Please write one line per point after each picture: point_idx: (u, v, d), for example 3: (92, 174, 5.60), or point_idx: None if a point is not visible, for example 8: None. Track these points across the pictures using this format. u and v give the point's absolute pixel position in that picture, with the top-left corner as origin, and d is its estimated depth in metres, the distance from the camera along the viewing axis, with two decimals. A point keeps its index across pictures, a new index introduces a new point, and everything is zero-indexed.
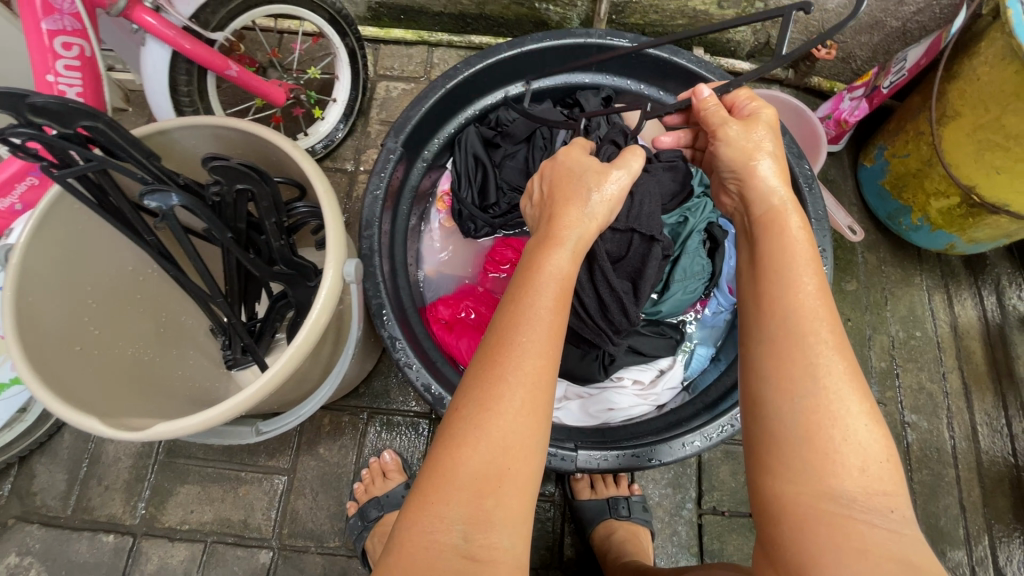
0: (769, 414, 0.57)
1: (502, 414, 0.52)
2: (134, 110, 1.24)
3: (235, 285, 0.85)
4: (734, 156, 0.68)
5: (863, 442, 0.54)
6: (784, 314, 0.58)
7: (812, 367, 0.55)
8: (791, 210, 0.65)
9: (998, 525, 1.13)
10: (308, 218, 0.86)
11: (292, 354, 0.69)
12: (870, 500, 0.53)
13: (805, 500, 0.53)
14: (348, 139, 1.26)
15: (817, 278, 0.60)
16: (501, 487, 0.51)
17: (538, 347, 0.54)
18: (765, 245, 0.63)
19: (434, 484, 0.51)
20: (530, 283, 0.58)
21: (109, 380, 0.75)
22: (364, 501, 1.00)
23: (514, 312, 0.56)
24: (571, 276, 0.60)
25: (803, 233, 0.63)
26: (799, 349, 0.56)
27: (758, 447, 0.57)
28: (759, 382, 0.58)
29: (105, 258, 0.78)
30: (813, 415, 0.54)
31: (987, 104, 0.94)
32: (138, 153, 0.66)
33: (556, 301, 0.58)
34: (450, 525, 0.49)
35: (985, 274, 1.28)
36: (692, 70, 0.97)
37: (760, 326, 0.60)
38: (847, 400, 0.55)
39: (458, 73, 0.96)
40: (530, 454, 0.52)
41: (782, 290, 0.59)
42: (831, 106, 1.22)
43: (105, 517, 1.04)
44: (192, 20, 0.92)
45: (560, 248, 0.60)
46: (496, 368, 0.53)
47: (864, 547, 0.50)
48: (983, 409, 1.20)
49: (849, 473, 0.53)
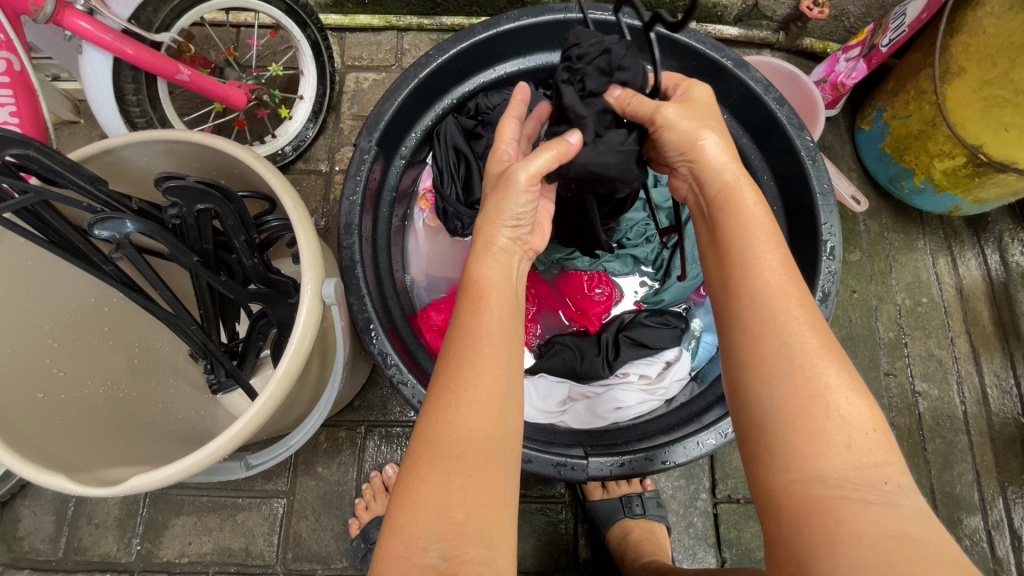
0: (753, 398, 0.51)
1: (457, 421, 0.48)
2: (86, 122, 1.15)
3: (210, 308, 0.77)
4: (677, 138, 0.60)
5: (848, 414, 0.48)
6: (748, 296, 0.54)
7: (786, 347, 0.50)
8: (745, 184, 0.59)
9: (1013, 487, 1.11)
10: (282, 231, 0.79)
11: (273, 389, 0.64)
12: (862, 477, 0.46)
13: (796, 489, 0.47)
14: (320, 137, 1.18)
15: (780, 252, 0.55)
16: (469, 499, 0.46)
17: (479, 348, 0.52)
18: (725, 225, 0.58)
19: (400, 507, 0.46)
20: (465, 295, 0.57)
21: (80, 426, 0.70)
22: (367, 520, 0.96)
23: (461, 321, 0.54)
24: (506, 277, 0.59)
25: (760, 208, 0.58)
26: (772, 329, 0.52)
27: (748, 435, 0.52)
28: (736, 369, 0.54)
29: (61, 292, 0.72)
30: (792, 397, 0.49)
31: (995, 58, 0.90)
32: (79, 178, 0.59)
33: (499, 302, 0.56)
34: (425, 546, 0.44)
35: (988, 231, 1.24)
36: (682, 40, 0.91)
37: (733, 306, 0.55)
38: (826, 373, 0.49)
39: (431, 61, 0.89)
40: (495, 460, 0.48)
41: (748, 276, 0.54)
42: (825, 69, 1.15)
43: (100, 556, 0.99)
44: (132, 22, 0.84)
45: (486, 252, 0.60)
46: (440, 380, 0.51)
47: (860, 531, 0.44)
48: (992, 369, 1.17)
49: (835, 450, 0.47)
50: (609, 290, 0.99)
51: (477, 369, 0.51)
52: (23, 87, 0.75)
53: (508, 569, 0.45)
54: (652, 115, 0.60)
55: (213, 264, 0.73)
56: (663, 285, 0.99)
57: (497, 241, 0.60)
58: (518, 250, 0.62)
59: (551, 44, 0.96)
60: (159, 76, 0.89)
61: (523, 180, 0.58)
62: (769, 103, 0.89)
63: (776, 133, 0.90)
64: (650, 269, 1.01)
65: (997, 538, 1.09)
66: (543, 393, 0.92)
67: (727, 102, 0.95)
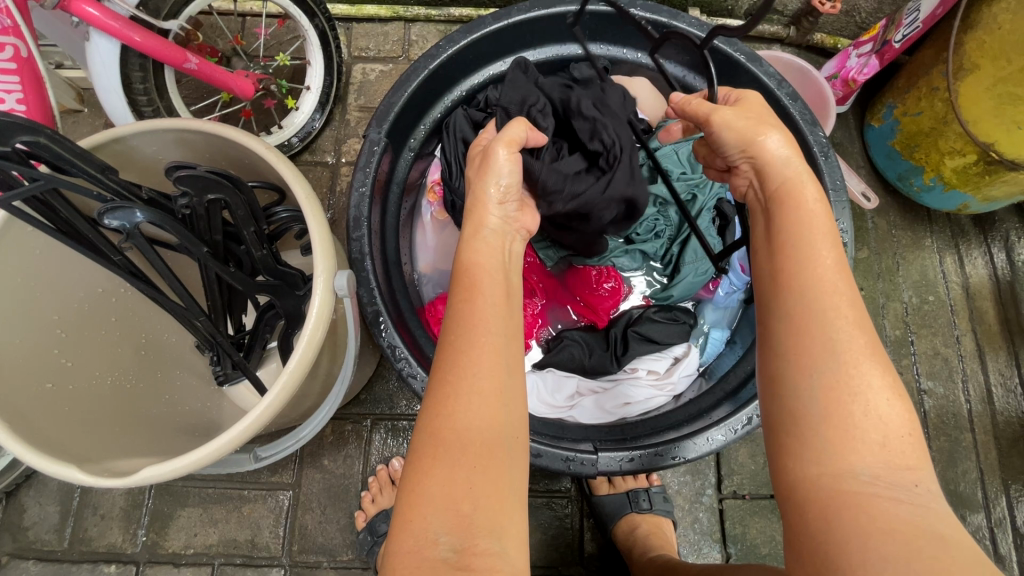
0: (789, 394, 0.51)
1: (456, 412, 0.48)
2: (90, 111, 1.14)
3: (218, 299, 0.77)
4: (737, 137, 0.60)
5: (887, 415, 0.48)
6: (801, 288, 0.52)
7: (835, 345, 0.49)
8: (808, 180, 0.57)
9: (1015, 485, 1.12)
10: (291, 223, 0.78)
11: (286, 383, 0.63)
12: (895, 475, 0.46)
13: (825, 482, 0.47)
14: (326, 129, 1.17)
15: (836, 250, 0.53)
16: (475, 490, 0.45)
17: (476, 336, 0.51)
18: (785, 224, 0.55)
19: (408, 501, 0.46)
20: (458, 283, 0.56)
21: (87, 417, 0.70)
22: (373, 513, 0.96)
23: (456, 313, 0.54)
24: (498, 269, 0.58)
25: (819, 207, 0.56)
26: (820, 323, 0.50)
27: (776, 430, 0.52)
28: (775, 359, 0.53)
29: (68, 283, 0.72)
30: (835, 392, 0.48)
31: (1010, 55, 0.90)
32: (90, 167, 0.59)
33: (493, 294, 0.55)
34: (434, 538, 0.43)
35: (994, 230, 1.24)
36: (693, 34, 0.90)
37: (781, 297, 0.53)
38: (869, 374, 0.49)
39: (441, 52, 0.88)
40: (498, 449, 0.47)
41: (805, 268, 0.52)
42: (837, 65, 1.15)
43: (105, 547, 0.99)
44: (140, 9, 0.83)
45: (477, 243, 0.60)
46: (438, 372, 0.51)
47: (890, 528, 0.43)
48: (998, 368, 1.17)
49: (869, 448, 0.47)
50: (618, 283, 0.98)
51: (473, 359, 0.50)
52: (30, 73, 0.73)
53: (520, 562, 0.44)
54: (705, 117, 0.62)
55: (221, 255, 0.73)
56: (671, 282, 0.99)
57: (486, 225, 0.62)
58: (509, 234, 0.63)
59: (561, 36, 0.96)
60: (167, 64, 0.87)
61: (500, 148, 0.63)
62: (782, 97, 0.88)
63: (789, 129, 0.90)
64: (659, 265, 1.00)
65: (999, 536, 1.10)
66: (551, 387, 0.92)
67: None
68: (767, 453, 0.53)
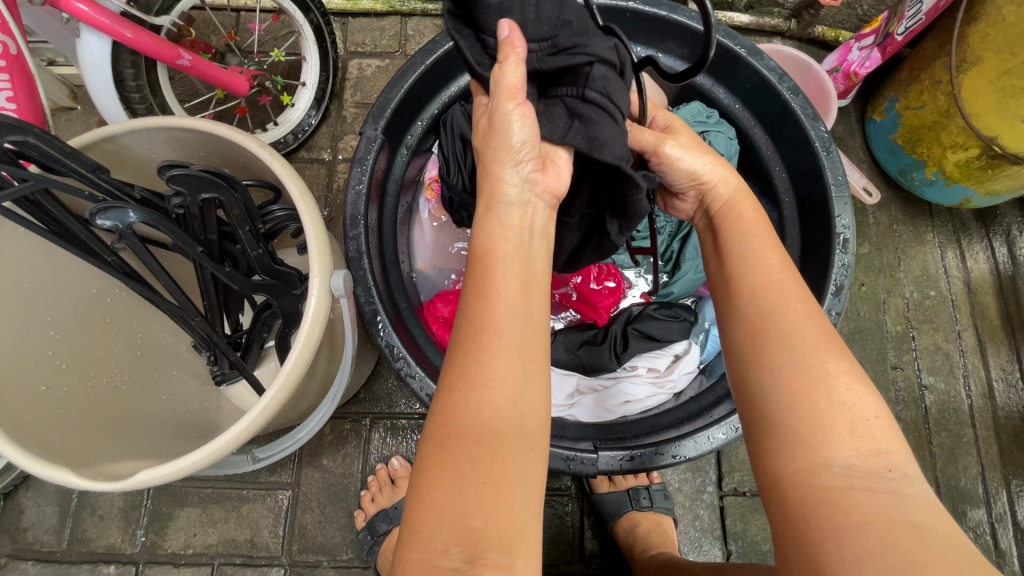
0: (756, 391, 0.51)
1: (471, 423, 0.46)
2: (84, 108, 1.13)
3: (214, 300, 0.77)
4: (685, 170, 0.64)
5: (850, 401, 0.47)
6: (747, 292, 0.54)
7: (786, 338, 0.50)
8: (742, 196, 0.64)
9: (1016, 480, 1.11)
10: (287, 222, 0.77)
11: (282, 383, 0.63)
12: (868, 463, 0.46)
13: (802, 478, 0.46)
14: (322, 125, 1.16)
15: (777, 251, 0.57)
16: (487, 500, 0.44)
17: (495, 338, 0.48)
18: (725, 240, 0.60)
19: (418, 508, 0.45)
20: (478, 278, 0.51)
21: (81, 421, 0.69)
22: (373, 512, 0.96)
23: (474, 313, 0.49)
24: (523, 259, 0.52)
25: (754, 217, 0.61)
26: (773, 322, 0.52)
27: (751, 428, 0.51)
28: (741, 363, 0.53)
29: (62, 283, 0.71)
30: (796, 383, 0.48)
31: (1013, 47, 0.89)
32: (81, 166, 0.58)
33: (514, 289, 0.50)
34: (444, 548, 0.43)
35: (996, 224, 1.23)
36: (693, 28, 0.89)
37: (734, 302, 0.56)
38: (825, 361, 0.49)
39: (438, 47, 0.87)
40: (514, 459, 0.46)
41: (745, 271, 0.56)
42: (838, 58, 1.13)
43: (104, 548, 0.99)
44: (131, 4, 0.81)
45: (501, 226, 0.53)
46: (456, 375, 0.48)
47: (865, 520, 0.43)
48: (999, 363, 1.17)
49: (840, 436, 0.46)
50: (618, 281, 0.98)
51: (490, 366, 0.47)
52: (20, 71, 0.72)
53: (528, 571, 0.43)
54: (656, 146, 0.64)
55: (216, 255, 0.72)
56: (672, 278, 0.98)
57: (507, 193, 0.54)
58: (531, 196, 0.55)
59: None
60: (159, 61, 0.86)
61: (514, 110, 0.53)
62: (782, 92, 0.87)
63: (789, 124, 0.89)
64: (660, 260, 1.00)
65: (1000, 531, 1.09)
66: (551, 386, 0.92)
67: (740, 91, 0.94)
68: (750, 453, 0.52)
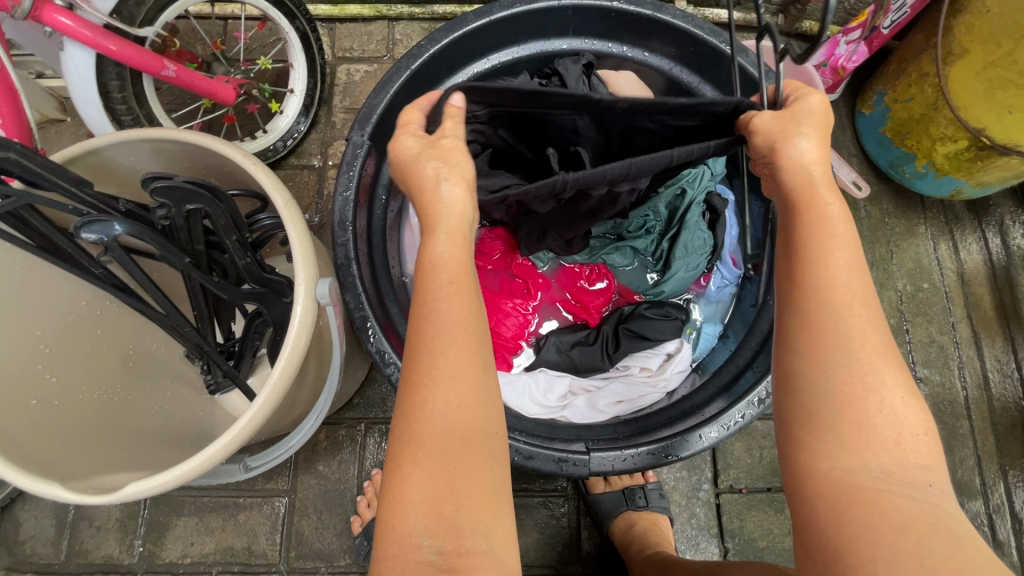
0: (803, 388, 0.49)
1: (432, 419, 0.47)
2: (73, 120, 1.13)
3: (204, 309, 0.77)
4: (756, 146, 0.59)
5: (899, 412, 0.47)
6: (812, 289, 0.50)
7: (847, 339, 0.48)
8: (823, 185, 0.54)
9: (1013, 471, 1.12)
10: (274, 230, 0.77)
11: (269, 393, 0.63)
12: (908, 473, 0.45)
13: (839, 477, 0.46)
14: (312, 132, 1.16)
15: (853, 250, 0.51)
16: (456, 493, 0.45)
17: (446, 337, 0.49)
18: (803, 223, 0.53)
19: (391, 507, 0.45)
20: (421, 285, 0.53)
21: (72, 435, 0.69)
22: (369, 517, 0.96)
23: (421, 316, 0.51)
24: (462, 260, 0.54)
25: (838, 213, 0.53)
26: (833, 320, 0.49)
27: (788, 424, 0.50)
28: (790, 354, 0.51)
29: (51, 297, 0.72)
30: (848, 386, 0.47)
31: (999, 39, 0.88)
32: (65, 181, 0.59)
33: (455, 288, 0.52)
34: (417, 542, 0.44)
35: (988, 214, 1.23)
36: (678, 26, 0.89)
37: (797, 292, 0.51)
38: (883, 370, 0.48)
39: (423, 52, 0.87)
40: (478, 452, 0.47)
41: (816, 267, 0.51)
42: (826, 52, 1.12)
43: (102, 559, 0.99)
44: (114, 17, 0.81)
45: (435, 235, 0.56)
46: (412, 377, 0.49)
47: (902, 525, 0.43)
48: (994, 354, 1.17)
49: (884, 445, 0.46)
50: (609, 282, 1.00)
51: (442, 363, 0.48)
52: (4, 86, 0.72)
53: (508, 561, 0.44)
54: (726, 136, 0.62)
55: (205, 265, 0.72)
56: (663, 277, 0.97)
57: (441, 208, 0.57)
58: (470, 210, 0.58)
59: (545, 32, 0.95)
60: (144, 72, 0.86)
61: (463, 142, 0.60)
62: (769, 88, 0.87)
63: None
64: (651, 260, 0.98)
65: (998, 522, 1.10)
66: (543, 388, 0.91)
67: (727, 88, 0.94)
68: (778, 446, 0.52)
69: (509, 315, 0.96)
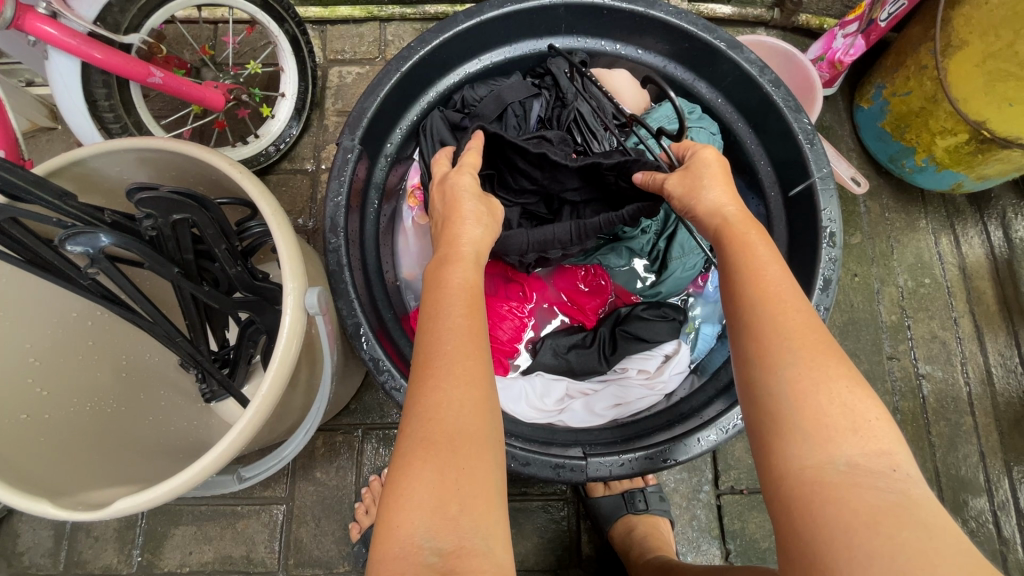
0: (761, 391, 0.49)
1: (448, 417, 0.46)
2: (63, 127, 1.13)
3: (196, 319, 0.76)
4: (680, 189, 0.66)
5: (851, 403, 0.46)
6: (756, 304, 0.52)
7: (789, 339, 0.49)
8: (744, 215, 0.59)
9: (1018, 467, 1.10)
10: (264, 238, 0.76)
11: (264, 402, 0.62)
12: (872, 462, 0.44)
13: (809, 476, 0.44)
14: (304, 135, 1.15)
15: (778, 258, 0.55)
16: (462, 492, 0.44)
17: (465, 342, 0.50)
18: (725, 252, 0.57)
19: (393, 505, 0.44)
20: (442, 296, 0.55)
21: (63, 447, 0.68)
22: (367, 524, 0.95)
23: (440, 322, 0.52)
24: (478, 281, 0.58)
25: (757, 235, 0.57)
26: (773, 328, 0.50)
27: (755, 429, 0.49)
28: (741, 364, 0.52)
29: (39, 310, 0.71)
30: (801, 383, 0.47)
31: (999, 30, 0.87)
32: (48, 194, 0.57)
33: (473, 302, 0.55)
34: (421, 543, 0.42)
35: (990, 207, 1.21)
36: (671, 23, 0.88)
37: (736, 312, 0.53)
38: (825, 364, 0.48)
39: (413, 53, 0.85)
40: (484, 454, 0.46)
41: (750, 278, 0.53)
42: (823, 46, 1.11)
43: (101, 569, 0.98)
44: (98, 24, 0.80)
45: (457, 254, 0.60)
46: (427, 375, 0.49)
47: (873, 521, 0.41)
48: (997, 349, 1.15)
49: (843, 434, 0.45)
50: (606, 282, 0.97)
51: (461, 366, 0.49)
52: None
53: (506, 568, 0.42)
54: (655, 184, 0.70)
55: (195, 274, 0.71)
56: (659, 278, 0.96)
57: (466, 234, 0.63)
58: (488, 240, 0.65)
59: (537, 31, 0.94)
60: (131, 79, 0.85)
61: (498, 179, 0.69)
62: (764, 85, 0.86)
63: (773, 116, 0.87)
64: (645, 260, 0.97)
65: (1003, 519, 1.08)
66: (540, 392, 0.91)
67: (722, 84, 0.92)
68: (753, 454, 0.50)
69: (506, 318, 0.95)
